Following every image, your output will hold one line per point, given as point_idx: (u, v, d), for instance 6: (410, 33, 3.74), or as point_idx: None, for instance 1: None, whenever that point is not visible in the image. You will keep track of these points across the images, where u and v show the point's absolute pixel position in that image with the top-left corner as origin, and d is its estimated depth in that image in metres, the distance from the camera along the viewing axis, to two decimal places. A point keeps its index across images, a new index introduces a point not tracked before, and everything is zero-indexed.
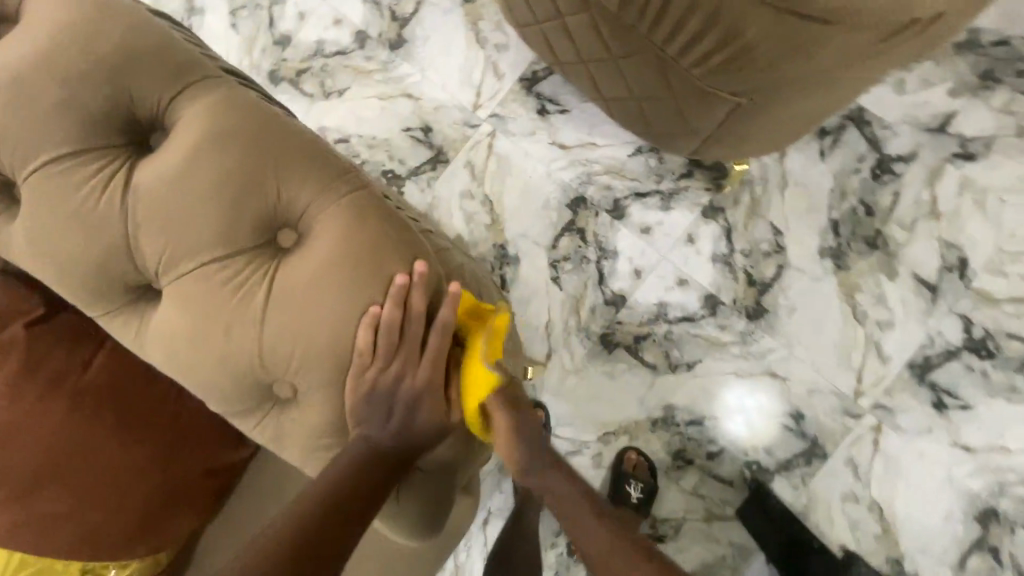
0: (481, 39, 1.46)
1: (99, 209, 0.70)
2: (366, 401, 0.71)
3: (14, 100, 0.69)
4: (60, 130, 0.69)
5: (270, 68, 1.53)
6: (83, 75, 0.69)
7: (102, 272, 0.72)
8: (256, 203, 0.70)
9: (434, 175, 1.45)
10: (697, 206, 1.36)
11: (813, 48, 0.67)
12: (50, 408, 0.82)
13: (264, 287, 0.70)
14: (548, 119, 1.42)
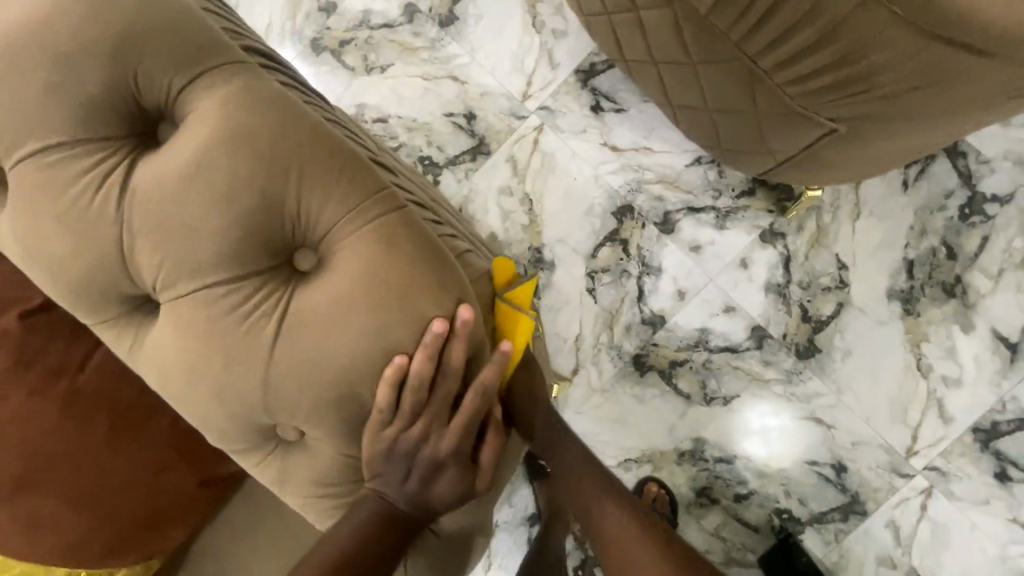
0: (538, 23, 1.35)
1: (93, 211, 0.64)
2: (384, 451, 0.65)
3: (19, 72, 0.62)
4: (58, 117, 0.63)
5: (312, 35, 1.44)
6: (86, 54, 0.63)
7: (96, 279, 0.66)
8: (271, 217, 0.63)
9: (473, 166, 1.36)
10: (756, 229, 1.24)
11: (947, 81, 0.59)
12: (39, 411, 0.75)
13: (276, 311, 0.63)
14: (602, 117, 1.32)
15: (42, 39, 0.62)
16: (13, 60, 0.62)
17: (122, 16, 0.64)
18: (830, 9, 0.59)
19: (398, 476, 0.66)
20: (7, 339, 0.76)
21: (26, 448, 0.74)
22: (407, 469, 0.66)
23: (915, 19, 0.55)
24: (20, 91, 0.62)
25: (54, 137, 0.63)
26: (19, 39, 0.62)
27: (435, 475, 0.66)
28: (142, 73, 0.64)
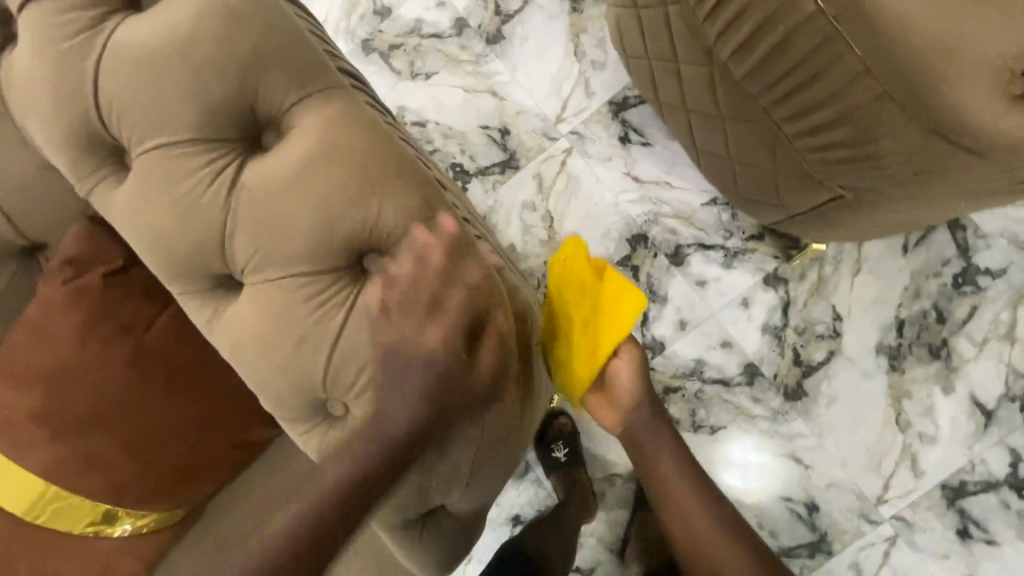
0: (578, 52, 1.43)
1: (204, 200, 0.71)
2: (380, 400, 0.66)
3: (151, 75, 0.69)
4: (186, 121, 0.70)
5: (365, 36, 1.52)
6: (203, 61, 0.69)
7: (191, 258, 0.73)
8: (349, 225, 0.70)
9: (502, 179, 1.43)
10: (760, 271, 1.31)
11: (947, 173, 0.66)
12: (111, 361, 0.81)
13: (341, 308, 0.71)
14: (629, 148, 1.39)
15: (183, 48, 0.69)
16: (148, 61, 0.69)
17: (255, 36, 0.71)
18: (847, 99, 0.66)
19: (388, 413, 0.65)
20: (87, 296, 0.82)
21: (94, 400, 0.80)
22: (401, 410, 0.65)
23: (922, 119, 0.63)
24: (148, 90, 0.70)
25: (181, 134, 0.71)
26: (152, 44, 0.69)
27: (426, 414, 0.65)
28: (261, 92, 0.71)
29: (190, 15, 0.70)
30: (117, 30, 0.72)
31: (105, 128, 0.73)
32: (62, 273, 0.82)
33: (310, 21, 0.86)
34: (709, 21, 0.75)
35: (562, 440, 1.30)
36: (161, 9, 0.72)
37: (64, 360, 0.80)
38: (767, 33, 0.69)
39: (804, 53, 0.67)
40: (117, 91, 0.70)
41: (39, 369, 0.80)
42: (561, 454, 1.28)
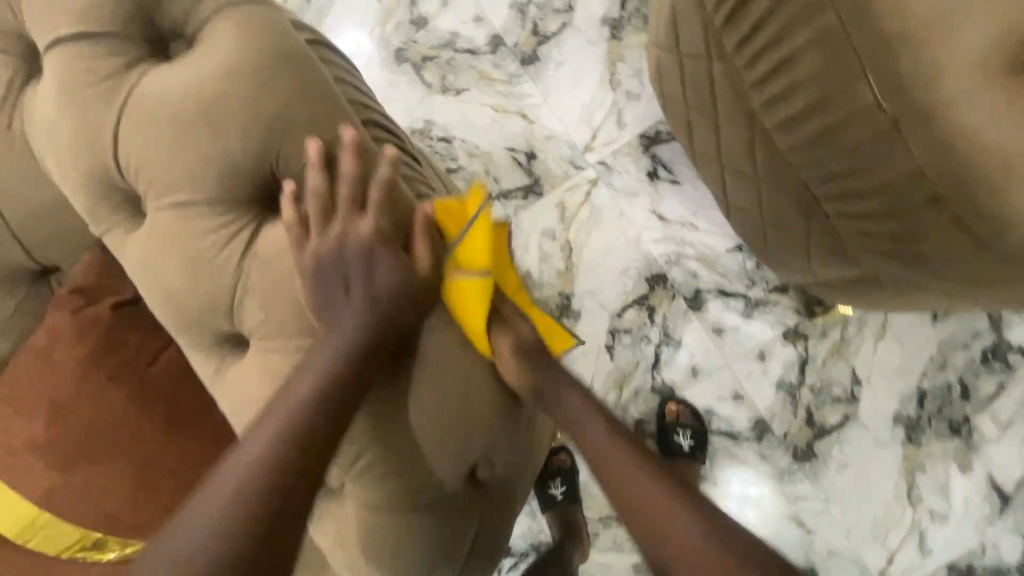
0: (614, 81, 1.39)
1: (217, 263, 0.69)
2: (350, 361, 0.67)
3: (174, 133, 0.67)
4: (207, 185, 0.68)
5: (398, 45, 1.50)
6: (228, 121, 0.67)
7: (198, 312, 0.71)
8: (369, 266, 0.68)
9: (524, 204, 1.40)
10: (781, 325, 1.27)
11: (984, 284, 0.66)
12: (112, 393, 0.80)
13: (354, 354, 0.68)
14: (656, 185, 1.35)
15: (207, 111, 0.67)
16: (172, 121, 0.67)
17: (279, 99, 0.68)
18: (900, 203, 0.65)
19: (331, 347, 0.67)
20: (95, 327, 0.82)
21: (90, 433, 0.79)
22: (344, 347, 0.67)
23: (970, 232, 0.62)
24: (171, 149, 0.67)
25: (197, 195, 0.68)
26: (177, 100, 0.67)
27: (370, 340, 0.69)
28: (280, 157, 0.69)
29: (219, 74, 0.67)
30: (141, 81, 0.68)
31: (122, 180, 0.70)
32: (72, 300, 0.83)
33: (342, 65, 0.84)
34: (758, 95, 0.72)
35: (559, 478, 1.28)
36: (188, 60, 0.69)
37: (65, 389, 0.80)
38: (815, 115, 0.67)
39: (854, 138, 0.65)
40: (137, 148, 0.68)
41: (37, 400, 0.80)
42: (558, 493, 1.25)
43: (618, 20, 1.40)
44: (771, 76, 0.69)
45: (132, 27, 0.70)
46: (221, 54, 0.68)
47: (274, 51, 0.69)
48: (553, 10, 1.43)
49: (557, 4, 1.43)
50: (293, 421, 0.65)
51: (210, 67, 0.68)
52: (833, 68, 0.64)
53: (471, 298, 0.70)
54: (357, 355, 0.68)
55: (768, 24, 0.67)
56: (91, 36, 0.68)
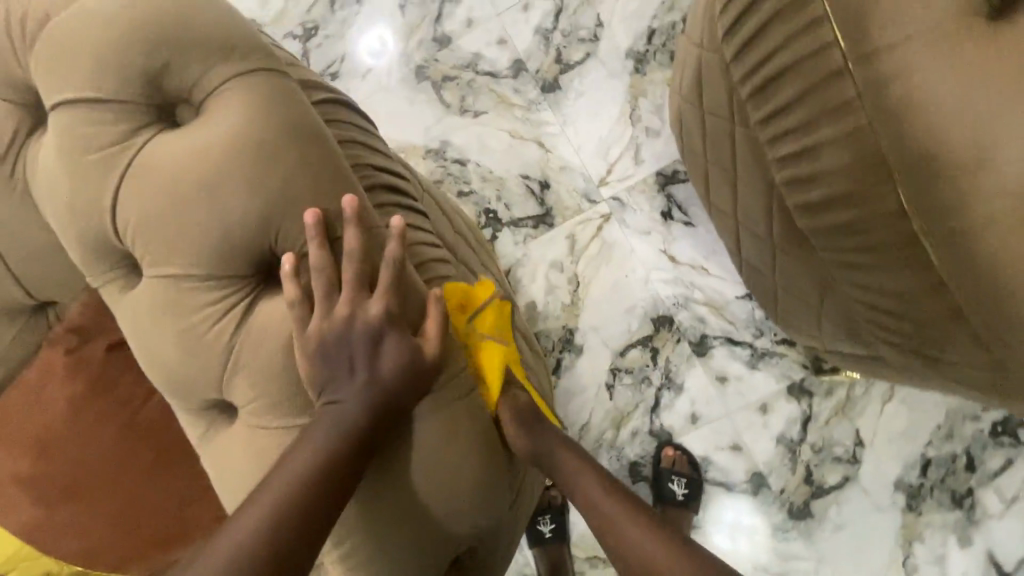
0: (634, 116, 1.37)
1: (209, 335, 0.67)
2: (350, 436, 0.65)
3: (172, 205, 0.64)
4: (201, 258, 0.65)
5: (420, 62, 1.48)
6: (227, 195, 0.63)
7: (188, 375, 0.69)
8: (364, 324, 0.66)
9: (534, 234, 1.39)
10: (786, 378, 1.25)
11: (1002, 392, 0.64)
12: (101, 434, 0.81)
13: (348, 417, 0.65)
14: (669, 226, 1.33)
15: (207, 190, 0.63)
16: (170, 192, 0.64)
17: (280, 180, 0.64)
18: (921, 305, 0.63)
19: (331, 420, 0.65)
20: (87, 367, 0.81)
21: (79, 474, 0.80)
22: (345, 420, 0.65)
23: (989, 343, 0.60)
24: (169, 225, 0.64)
25: (193, 272, 0.66)
26: (177, 171, 0.64)
27: (372, 413, 0.66)
28: (278, 236, 0.65)
29: (222, 151, 0.64)
30: (143, 148, 0.65)
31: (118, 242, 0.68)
32: (65, 340, 0.82)
33: (358, 124, 0.81)
34: (783, 177, 0.70)
35: (548, 514, 1.25)
36: (192, 128, 0.65)
37: (55, 429, 0.80)
38: (841, 208, 0.65)
39: (886, 229, 0.62)
40: (134, 222, 0.65)
41: (27, 440, 0.80)
42: (546, 530, 1.23)
43: (643, 54, 1.38)
44: (796, 160, 0.67)
45: (132, 92, 0.64)
46: (225, 128, 0.64)
47: (279, 125, 0.66)
48: (578, 39, 1.41)
49: (582, 34, 1.41)
50: (290, 496, 0.63)
51: (212, 142, 0.64)
52: (866, 166, 0.60)
53: (489, 366, 0.74)
54: (358, 428, 0.65)
55: (793, 113, 0.65)
56: (92, 102, 0.64)
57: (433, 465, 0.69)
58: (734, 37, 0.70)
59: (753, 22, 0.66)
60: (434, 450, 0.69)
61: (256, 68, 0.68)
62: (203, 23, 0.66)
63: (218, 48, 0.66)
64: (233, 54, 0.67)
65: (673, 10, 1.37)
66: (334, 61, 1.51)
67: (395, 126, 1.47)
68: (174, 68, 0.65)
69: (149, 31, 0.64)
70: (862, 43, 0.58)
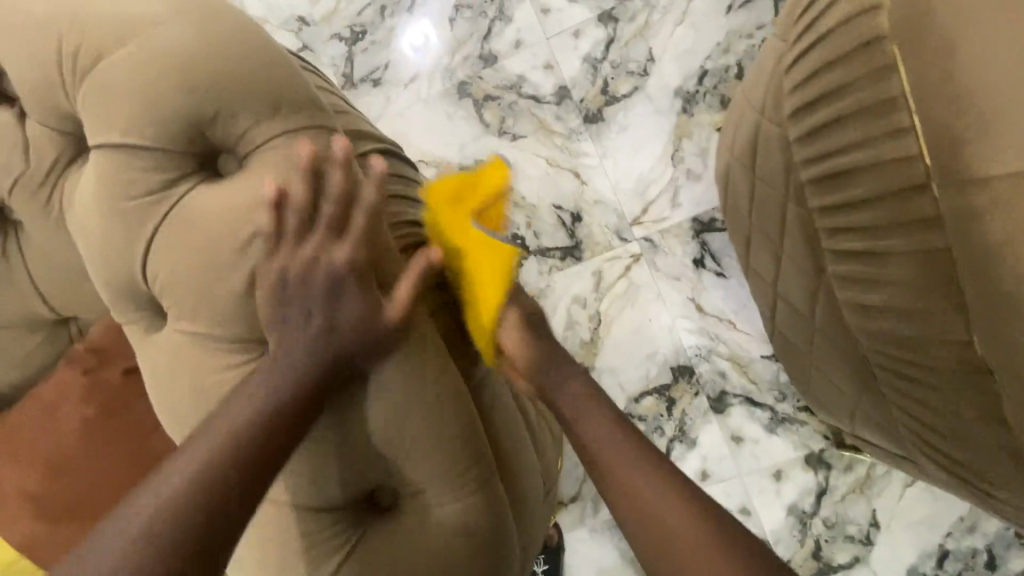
0: (676, 157, 1.33)
1: (221, 392, 0.65)
2: (297, 383, 0.62)
3: (207, 261, 0.61)
4: (221, 313, 0.63)
5: (463, 78, 1.45)
6: (258, 255, 0.61)
7: (190, 412, 0.67)
8: (382, 381, 0.64)
9: (560, 265, 1.35)
10: (804, 447, 1.21)
11: None
12: (110, 458, 0.80)
13: (296, 366, 0.62)
14: (700, 274, 1.30)
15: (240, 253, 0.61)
16: (206, 249, 0.61)
17: (313, 250, 0.62)
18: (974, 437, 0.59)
19: (280, 367, 0.62)
20: (104, 390, 0.81)
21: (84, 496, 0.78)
22: (293, 365, 0.62)
23: None
24: (202, 285, 0.62)
25: (223, 332, 0.64)
26: (218, 228, 0.61)
27: (323, 363, 0.63)
28: (305, 294, 0.62)
29: (263, 217, 0.61)
30: (186, 198, 0.62)
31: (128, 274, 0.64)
32: (84, 360, 0.81)
33: (401, 174, 0.77)
34: (836, 270, 0.65)
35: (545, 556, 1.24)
36: (236, 180, 0.62)
37: (64, 449, 0.79)
38: (898, 321, 0.59)
39: (931, 356, 0.57)
40: (168, 276, 0.63)
41: (36, 455, 0.79)
42: (539, 572, 1.20)
43: (692, 94, 1.34)
44: (853, 260, 0.62)
45: (179, 142, 0.61)
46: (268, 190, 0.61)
47: (321, 185, 0.62)
48: (626, 72, 1.38)
49: (631, 67, 1.38)
50: (228, 442, 0.60)
51: (255, 204, 0.61)
52: (931, 276, 0.53)
53: (486, 274, 0.70)
54: (304, 375, 0.62)
55: (862, 215, 0.58)
56: (135, 149, 0.61)
57: (395, 433, 0.66)
58: (807, 116, 0.62)
59: (826, 111, 0.59)
60: (400, 429, 0.66)
61: (304, 124, 0.63)
62: (256, 74, 0.62)
63: (267, 102, 0.62)
64: (281, 110, 0.63)
65: (729, 52, 1.33)
66: (377, 68, 1.49)
67: (431, 140, 1.45)
68: (222, 120, 0.61)
69: (195, 70, 0.60)
70: (953, 169, 0.49)
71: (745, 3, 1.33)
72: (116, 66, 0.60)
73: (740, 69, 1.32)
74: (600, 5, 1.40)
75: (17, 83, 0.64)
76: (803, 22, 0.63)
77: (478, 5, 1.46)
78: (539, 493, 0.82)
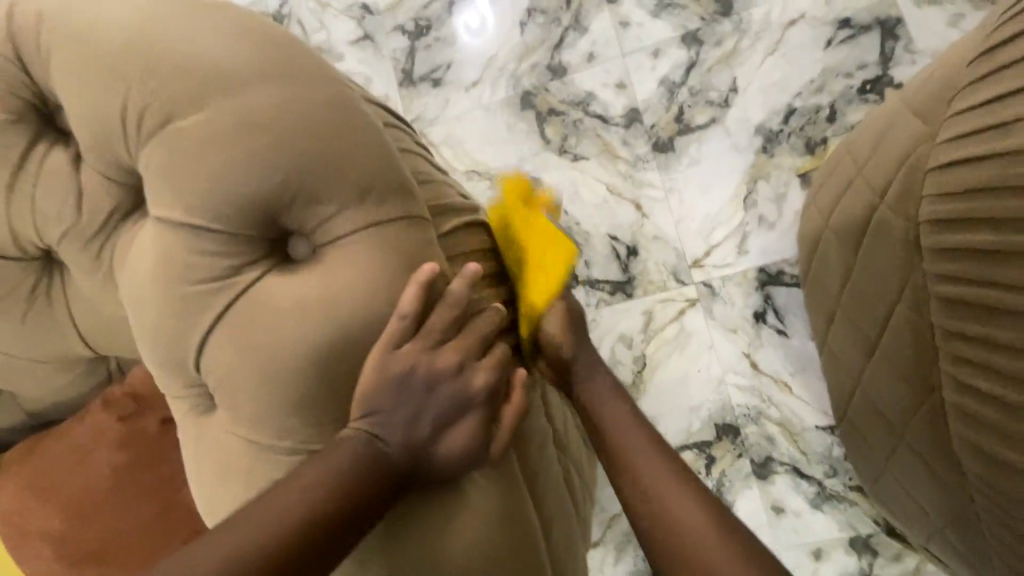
0: (749, 200, 1.24)
1: (233, 467, 0.57)
2: (347, 496, 0.50)
3: (263, 363, 0.51)
4: (251, 401, 0.53)
5: (528, 87, 1.36)
6: (299, 339, 0.51)
7: (203, 477, 0.60)
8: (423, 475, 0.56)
9: (609, 300, 1.27)
10: (851, 529, 1.14)
11: None
12: (129, 511, 0.77)
13: (364, 456, 0.51)
14: (760, 330, 1.21)
15: (294, 348, 0.51)
16: (265, 350, 0.51)
17: (387, 360, 0.52)
18: None
19: (348, 455, 0.51)
20: (136, 439, 0.79)
21: (103, 547, 0.76)
22: (338, 481, 0.51)
23: None
24: (257, 389, 0.52)
25: (272, 437, 0.54)
26: (280, 329, 0.51)
27: (396, 465, 0.53)
28: (375, 409, 0.52)
29: (347, 320, 0.51)
30: (250, 291, 0.52)
31: (143, 329, 0.55)
32: (121, 405, 0.78)
33: (483, 247, 0.64)
34: (956, 402, 0.58)
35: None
36: (309, 276, 0.52)
37: (86, 493, 0.77)
38: None
39: None
40: (221, 375, 0.53)
41: (59, 497, 0.77)
42: None
43: (775, 133, 1.24)
44: (992, 406, 0.53)
45: (245, 226, 0.52)
46: (345, 294, 0.51)
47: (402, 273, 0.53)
48: (705, 100, 1.27)
49: (711, 95, 1.27)
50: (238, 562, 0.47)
51: (329, 307, 0.51)
52: None
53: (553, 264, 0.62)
54: (350, 494, 0.51)
55: (1005, 357, 0.51)
56: (199, 229, 0.52)
57: (461, 552, 0.55)
58: (951, 232, 0.55)
59: (978, 237, 0.52)
60: (464, 543, 0.55)
61: (393, 214, 0.53)
62: (342, 151, 0.52)
63: (349, 182, 0.52)
64: (368, 197, 0.53)
65: (822, 91, 1.21)
66: (438, 67, 1.40)
67: (487, 150, 1.36)
68: (299, 204, 0.52)
69: (274, 138, 0.50)
70: None
71: (846, 39, 1.21)
72: (178, 111, 0.51)
73: (832, 112, 1.21)
74: (684, 24, 1.30)
75: (50, 90, 0.57)
76: (964, 121, 0.54)
77: (552, 10, 1.36)
78: None
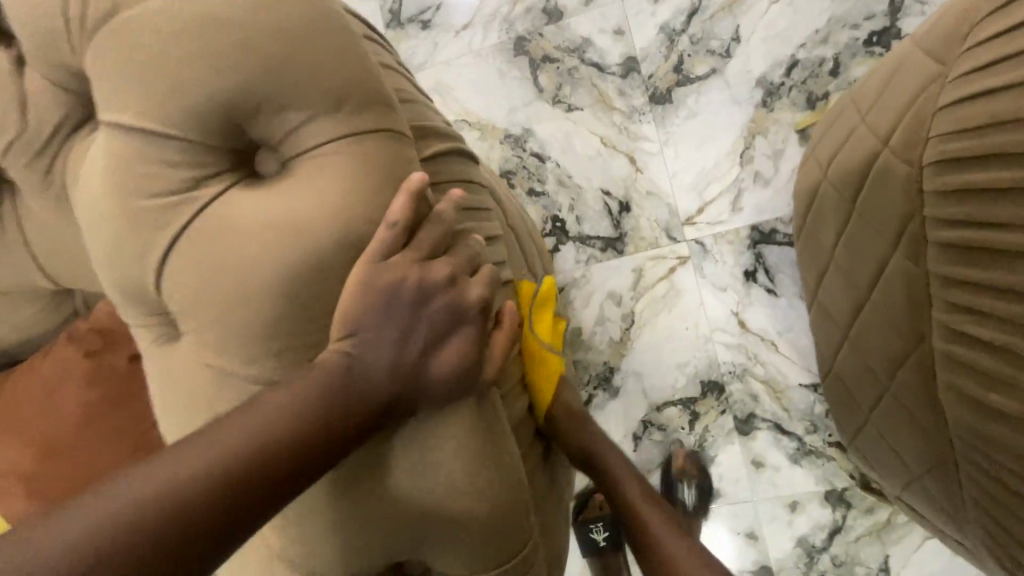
0: (745, 156, 1.21)
1: (206, 400, 0.55)
2: (324, 414, 0.49)
3: (232, 283, 0.49)
4: (222, 328, 0.51)
5: (522, 32, 1.29)
6: (268, 255, 0.48)
7: (175, 413, 0.58)
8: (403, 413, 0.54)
9: (599, 256, 1.25)
10: (827, 483, 1.17)
11: None
12: (100, 448, 0.76)
13: (341, 389, 0.49)
14: (749, 288, 1.20)
15: (263, 267, 0.48)
16: (232, 267, 0.49)
17: (366, 278, 0.49)
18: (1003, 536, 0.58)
19: (325, 374, 0.50)
20: (108, 377, 0.76)
21: (68, 485, 0.75)
22: (311, 404, 0.49)
23: None
24: (226, 315, 0.50)
25: (243, 366, 0.52)
26: (247, 242, 0.48)
27: (379, 394, 0.51)
28: (355, 329, 0.50)
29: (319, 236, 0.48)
30: (217, 200, 0.50)
31: (103, 249, 0.52)
32: (88, 341, 0.76)
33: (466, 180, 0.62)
34: (945, 348, 0.58)
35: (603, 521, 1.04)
36: (281, 191, 0.49)
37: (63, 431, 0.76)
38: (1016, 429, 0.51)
39: None
40: (187, 299, 0.51)
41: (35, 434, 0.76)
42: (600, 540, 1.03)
43: (776, 87, 1.19)
44: (982, 351, 0.53)
45: (209, 134, 0.48)
46: (317, 211, 0.48)
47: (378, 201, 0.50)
48: (706, 50, 1.22)
49: (712, 45, 1.22)
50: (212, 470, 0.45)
51: (300, 222, 0.48)
52: None
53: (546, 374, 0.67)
54: (331, 414, 0.49)
55: (1011, 306, 0.49)
56: (157, 134, 0.48)
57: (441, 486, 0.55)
58: (957, 172, 0.53)
59: (988, 178, 0.50)
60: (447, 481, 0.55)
61: (369, 127, 0.50)
62: (313, 57, 0.48)
63: (322, 95, 0.48)
64: (345, 111, 0.49)
65: (827, 43, 1.16)
66: (427, 8, 1.32)
67: (477, 98, 1.30)
68: (266, 112, 0.48)
69: (237, 38, 0.46)
70: None
71: None
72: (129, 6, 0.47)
73: (836, 65, 1.16)
74: None
75: None
76: (978, 54, 0.52)
77: None
78: (561, 530, 0.75)
